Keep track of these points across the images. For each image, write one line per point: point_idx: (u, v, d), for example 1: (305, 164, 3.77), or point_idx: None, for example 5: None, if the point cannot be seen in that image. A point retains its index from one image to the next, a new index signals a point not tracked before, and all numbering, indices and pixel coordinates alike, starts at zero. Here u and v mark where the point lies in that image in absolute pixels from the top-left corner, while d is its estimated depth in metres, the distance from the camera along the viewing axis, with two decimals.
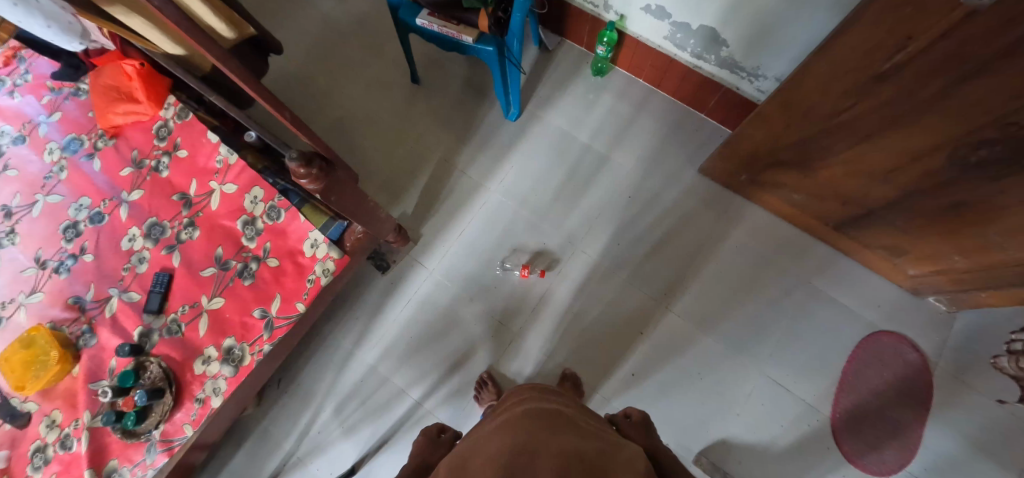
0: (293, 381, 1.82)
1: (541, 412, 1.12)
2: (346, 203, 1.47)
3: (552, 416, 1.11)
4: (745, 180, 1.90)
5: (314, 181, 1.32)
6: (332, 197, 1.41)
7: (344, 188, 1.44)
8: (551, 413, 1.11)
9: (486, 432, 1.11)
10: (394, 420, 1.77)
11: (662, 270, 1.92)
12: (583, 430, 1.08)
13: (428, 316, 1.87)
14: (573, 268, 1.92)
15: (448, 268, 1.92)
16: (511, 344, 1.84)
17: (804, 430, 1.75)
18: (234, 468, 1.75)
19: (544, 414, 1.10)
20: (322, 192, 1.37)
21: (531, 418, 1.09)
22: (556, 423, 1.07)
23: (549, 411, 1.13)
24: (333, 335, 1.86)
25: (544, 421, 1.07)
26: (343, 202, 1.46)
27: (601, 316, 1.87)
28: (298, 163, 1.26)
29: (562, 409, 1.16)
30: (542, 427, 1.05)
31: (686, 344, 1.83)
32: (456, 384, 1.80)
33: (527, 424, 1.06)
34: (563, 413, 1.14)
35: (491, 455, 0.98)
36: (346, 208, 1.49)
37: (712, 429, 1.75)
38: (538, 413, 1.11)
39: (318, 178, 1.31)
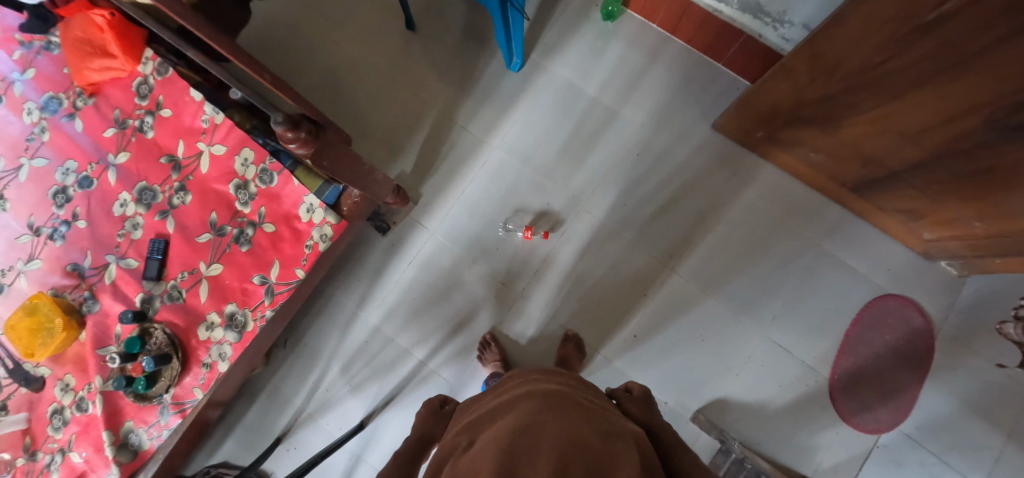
0: (299, 342, 1.85)
1: (547, 394, 1.11)
2: (340, 167, 1.40)
3: (557, 397, 1.10)
4: (762, 139, 1.80)
5: (302, 146, 1.24)
6: (325, 162, 1.33)
7: (336, 151, 1.36)
8: (556, 395, 1.10)
9: (488, 412, 1.11)
10: (401, 378, 1.81)
11: (669, 231, 1.87)
12: (586, 410, 1.07)
13: (429, 278, 1.85)
14: (578, 229, 1.87)
15: (449, 229, 1.87)
16: (514, 306, 1.83)
17: (801, 390, 1.78)
18: (249, 421, 1.84)
19: (549, 396, 1.10)
20: (313, 158, 1.29)
21: (534, 400, 1.08)
22: (561, 405, 1.06)
23: (554, 392, 1.12)
24: (336, 297, 1.86)
25: (548, 402, 1.07)
26: (337, 166, 1.38)
27: (605, 277, 1.84)
28: (285, 128, 1.18)
29: (569, 391, 1.15)
30: (545, 408, 1.04)
31: (690, 306, 1.83)
32: (460, 344, 1.82)
33: (529, 405, 1.05)
34: (570, 394, 1.13)
35: (492, 437, 0.98)
36: (341, 173, 1.41)
37: (711, 388, 1.78)
38: (543, 394, 1.11)
39: (307, 142, 1.23)
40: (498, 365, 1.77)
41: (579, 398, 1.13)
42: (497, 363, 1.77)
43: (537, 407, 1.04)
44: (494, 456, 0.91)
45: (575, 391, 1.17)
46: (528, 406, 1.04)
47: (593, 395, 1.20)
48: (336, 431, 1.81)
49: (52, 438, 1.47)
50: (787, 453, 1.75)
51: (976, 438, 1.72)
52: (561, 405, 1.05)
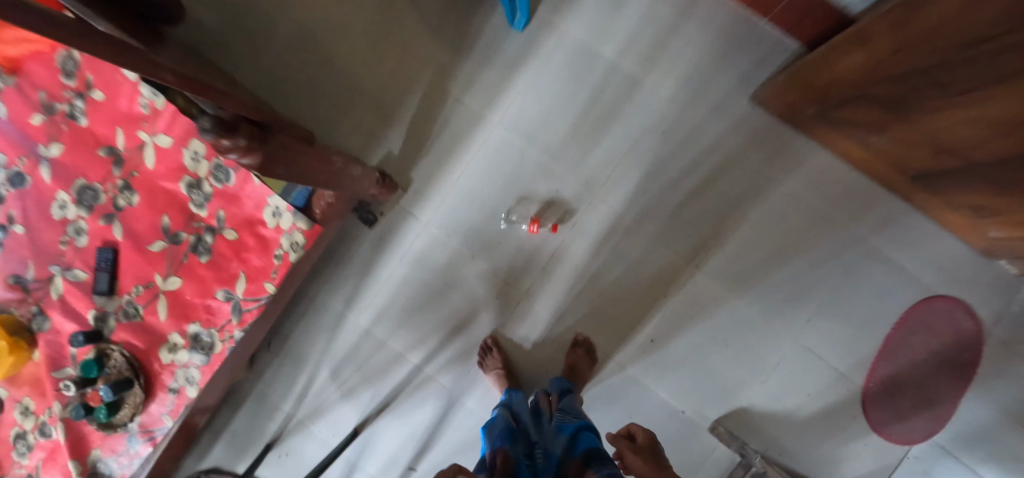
0: (285, 344, 1.72)
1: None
2: (301, 172, 1.08)
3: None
4: (812, 117, 1.51)
5: (245, 155, 0.90)
6: (279, 169, 1.01)
7: (296, 154, 1.03)
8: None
9: None
10: (395, 383, 1.69)
11: (695, 224, 1.63)
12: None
13: (423, 276, 1.65)
14: (591, 221, 1.64)
15: (444, 221, 1.64)
16: (518, 307, 1.65)
17: (829, 399, 1.64)
18: (239, 423, 1.76)
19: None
20: (262, 168, 0.97)
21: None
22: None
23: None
24: (321, 297, 1.68)
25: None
26: (296, 171, 1.06)
27: (619, 276, 1.64)
28: (218, 135, 0.82)
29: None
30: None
31: (715, 309, 1.63)
32: (458, 348, 1.66)
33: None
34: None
35: None
36: (303, 176, 1.10)
37: (732, 397, 1.64)
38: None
39: (251, 151, 0.89)
40: (499, 372, 1.62)
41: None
42: (498, 370, 1.62)
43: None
44: None
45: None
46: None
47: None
48: (330, 439, 1.72)
49: (19, 464, 1.36)
50: (810, 464, 1.64)
51: (1015, 450, 1.59)
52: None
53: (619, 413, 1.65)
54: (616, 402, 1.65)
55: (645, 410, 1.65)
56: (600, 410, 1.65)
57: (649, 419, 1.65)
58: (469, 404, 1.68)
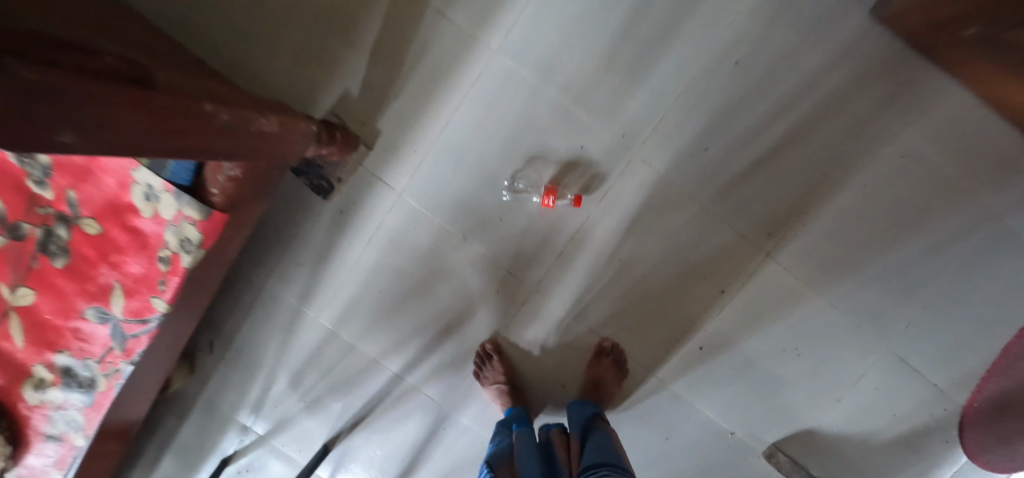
0: (232, 346, 1.37)
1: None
2: (141, 131, 0.54)
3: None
4: (964, 45, 1.02)
5: None
6: (72, 135, 0.48)
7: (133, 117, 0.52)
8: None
9: None
10: (371, 395, 1.35)
11: (767, 199, 1.20)
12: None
13: (401, 264, 1.25)
14: (625, 192, 1.20)
15: (426, 191, 1.20)
16: (526, 304, 1.26)
17: (918, 421, 1.29)
18: (188, 434, 1.47)
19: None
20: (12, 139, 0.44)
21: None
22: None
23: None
24: (269, 291, 1.30)
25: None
26: (131, 128, 0.53)
27: (659, 267, 1.24)
28: None
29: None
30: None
31: (781, 310, 1.25)
32: (448, 354, 1.30)
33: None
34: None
35: None
36: (154, 141, 0.57)
37: (792, 416, 1.32)
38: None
39: None
40: (500, 388, 1.26)
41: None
42: (499, 385, 1.26)
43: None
44: None
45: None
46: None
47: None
48: (298, 458, 1.45)
49: None
50: None
51: None
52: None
53: (650, 431, 1.35)
54: (645, 419, 1.34)
55: (681, 429, 1.34)
56: (626, 428, 1.35)
57: (685, 439, 1.34)
58: (463, 419, 1.36)
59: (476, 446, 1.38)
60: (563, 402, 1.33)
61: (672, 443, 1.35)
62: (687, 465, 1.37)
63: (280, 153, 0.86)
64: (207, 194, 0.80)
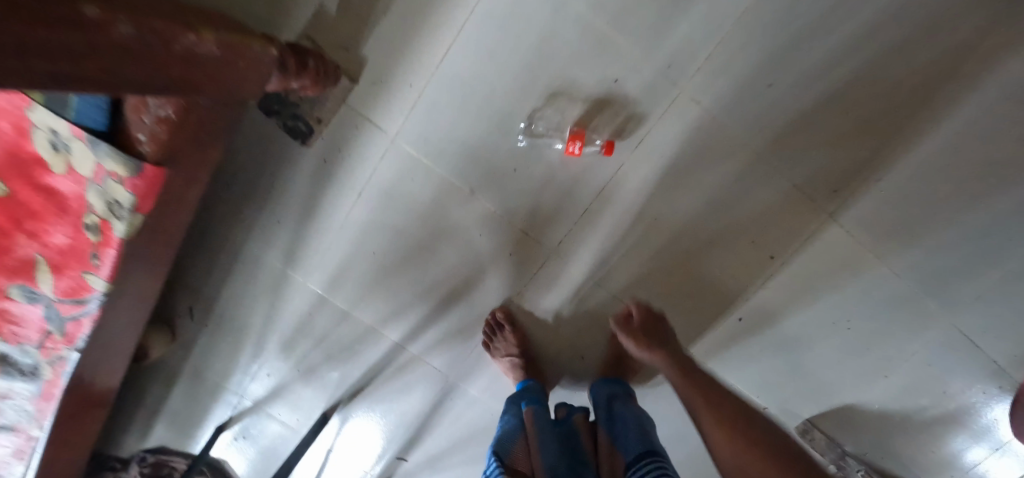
0: (213, 313, 1.23)
1: (717, 436, 0.77)
2: None
3: (751, 441, 0.74)
4: None
5: None
6: None
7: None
8: (730, 405, 0.81)
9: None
10: (370, 365, 1.23)
11: (832, 146, 1.00)
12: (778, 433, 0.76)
13: (398, 222, 1.07)
14: (664, 138, 1.00)
15: (425, 136, 0.99)
16: (544, 269, 1.10)
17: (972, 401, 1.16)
18: (178, 401, 1.38)
19: (750, 444, 0.74)
20: None
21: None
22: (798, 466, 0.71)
23: (713, 415, 0.79)
24: (248, 254, 1.14)
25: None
26: None
27: (698, 228, 1.07)
28: None
29: (689, 376, 0.88)
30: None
31: (833, 277, 1.09)
32: (455, 322, 1.15)
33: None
34: (704, 394, 0.83)
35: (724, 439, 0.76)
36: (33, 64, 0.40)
37: (831, 391, 1.21)
38: (727, 440, 0.76)
39: None
40: (513, 361, 1.13)
41: (677, 365, 0.91)
42: (512, 358, 1.13)
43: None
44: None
45: (665, 363, 0.92)
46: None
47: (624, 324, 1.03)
48: (298, 426, 1.37)
49: None
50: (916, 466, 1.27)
51: None
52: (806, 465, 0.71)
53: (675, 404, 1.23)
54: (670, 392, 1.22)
55: None
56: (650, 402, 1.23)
57: None
58: (470, 392, 1.24)
59: (486, 418, 1.27)
60: (582, 374, 1.20)
61: None
62: None
63: (232, 84, 0.65)
64: (132, 142, 0.60)
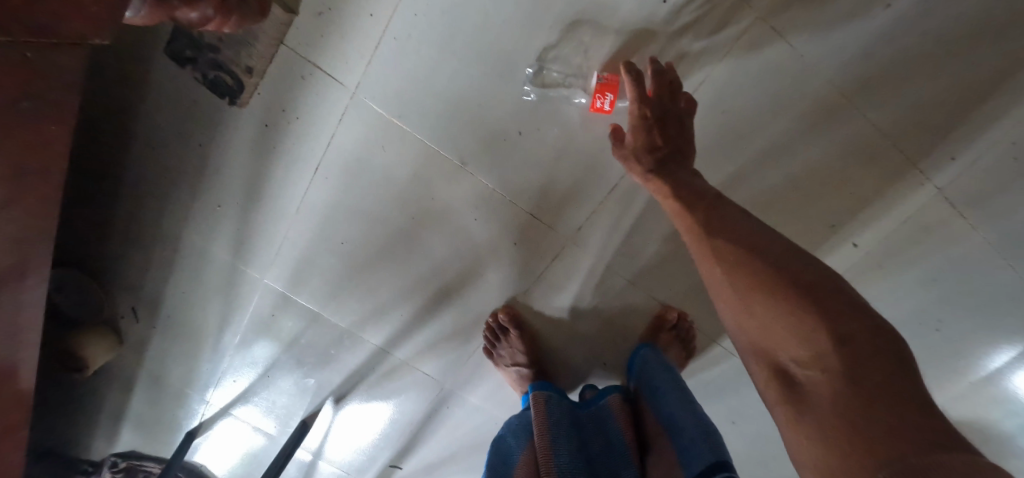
0: (160, 316, 1.01)
1: (712, 277, 0.59)
2: None
3: (749, 276, 0.55)
4: None
5: None
6: None
7: None
8: (734, 231, 0.59)
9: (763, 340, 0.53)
10: (351, 372, 1.03)
11: (953, 94, 0.76)
12: (789, 256, 0.54)
13: (369, 205, 0.82)
14: (724, 88, 0.76)
15: (396, 90, 0.73)
16: (558, 260, 0.87)
17: None
18: (139, 407, 1.20)
19: (748, 280, 0.55)
20: None
21: (767, 352, 0.53)
22: (806, 297, 0.50)
23: (706, 254, 0.61)
24: (189, 247, 0.91)
25: (774, 322, 0.52)
26: None
27: (760, 203, 0.87)
28: None
29: (691, 202, 0.65)
30: (802, 340, 0.49)
31: (922, 266, 0.89)
32: (450, 324, 0.94)
33: (827, 394, 0.46)
34: (701, 227, 0.62)
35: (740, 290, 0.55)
36: None
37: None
38: (722, 280, 0.58)
39: None
40: (521, 371, 0.94)
41: (687, 189, 0.67)
42: (519, 368, 0.94)
43: (840, 361, 0.46)
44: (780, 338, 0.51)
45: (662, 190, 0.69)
46: (829, 419, 0.45)
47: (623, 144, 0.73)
48: (275, 433, 1.21)
49: None
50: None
51: None
52: (824, 286, 0.50)
53: (711, 411, 1.05)
54: (706, 398, 1.04)
55: (753, 411, 1.03)
56: None
57: (755, 422, 1.05)
58: (472, 400, 1.04)
59: (490, 426, 1.09)
60: (604, 380, 1.00)
61: (738, 426, 1.06)
62: (753, 448, 1.09)
63: (45, 19, 0.40)
64: None
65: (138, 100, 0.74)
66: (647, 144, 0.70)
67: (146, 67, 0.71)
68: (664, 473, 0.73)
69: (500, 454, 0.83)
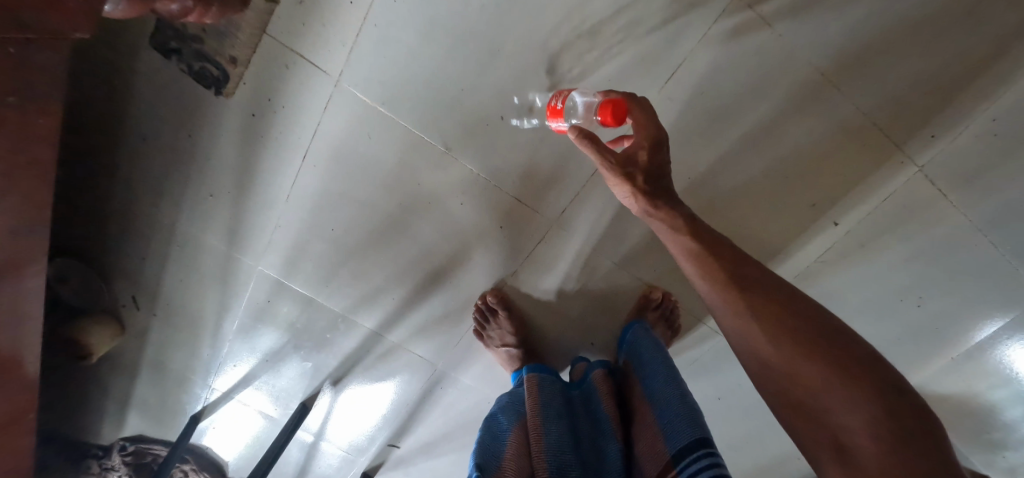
0: (159, 304, 1.04)
1: (735, 330, 0.57)
2: None
3: (785, 336, 0.53)
4: None
5: None
6: None
7: None
8: (762, 285, 0.57)
9: (802, 403, 0.50)
10: (346, 356, 1.06)
11: (931, 72, 0.77)
12: (823, 316, 0.53)
13: (357, 191, 0.84)
14: (704, 69, 0.77)
15: (379, 76, 0.73)
16: (544, 243, 0.88)
17: None
18: (144, 393, 1.23)
19: (784, 336, 0.53)
20: None
21: (803, 413, 0.50)
22: (848, 362, 0.49)
23: (735, 306, 0.57)
24: (183, 237, 0.93)
25: (819, 387, 0.49)
26: None
27: (744, 185, 0.88)
28: None
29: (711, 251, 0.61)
30: (845, 405, 0.47)
31: (903, 245, 0.91)
32: (440, 307, 0.96)
33: (869, 453, 0.44)
34: (724, 275, 0.59)
35: (774, 349, 0.53)
36: None
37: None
38: (753, 338, 0.55)
39: None
40: (510, 352, 0.97)
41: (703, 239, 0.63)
42: (508, 349, 0.96)
43: (895, 433, 0.44)
44: (822, 400, 0.49)
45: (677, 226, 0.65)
46: None
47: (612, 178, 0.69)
48: (277, 415, 1.24)
49: None
50: (978, 455, 1.12)
51: None
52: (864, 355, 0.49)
53: (698, 388, 1.08)
54: (693, 376, 1.06)
55: (737, 387, 1.06)
56: None
57: (740, 398, 1.08)
58: (464, 380, 1.07)
59: (482, 405, 1.12)
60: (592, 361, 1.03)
61: (725, 402, 1.09)
62: (739, 423, 1.12)
63: (27, 12, 0.42)
64: None
65: (128, 92, 0.75)
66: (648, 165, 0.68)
67: (134, 59, 0.72)
68: (646, 438, 0.73)
69: (491, 431, 0.80)
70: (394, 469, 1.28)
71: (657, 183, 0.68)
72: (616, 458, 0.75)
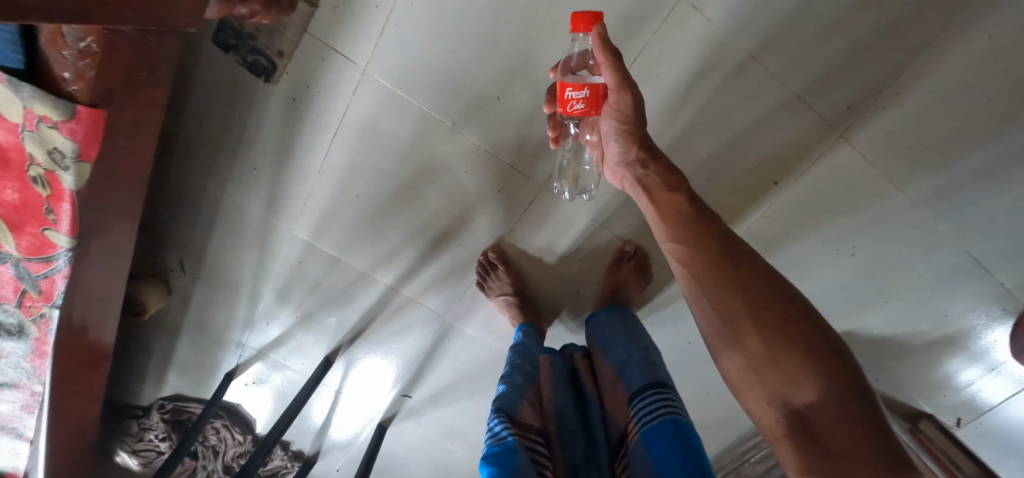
0: (202, 265, 1.19)
1: (714, 305, 0.69)
2: None
3: (762, 320, 0.64)
4: None
5: None
6: None
7: None
8: (744, 272, 0.68)
9: (775, 382, 0.62)
10: (366, 310, 1.22)
11: (850, 56, 0.94)
12: (794, 304, 0.64)
13: (378, 163, 1.01)
14: (664, 52, 0.95)
15: (400, 66, 0.91)
16: (534, 205, 1.05)
17: (967, 325, 1.15)
18: (184, 351, 1.39)
19: (761, 318, 0.64)
20: None
21: (776, 395, 0.61)
22: (816, 347, 0.60)
23: (724, 286, 0.69)
24: (226, 201, 1.08)
25: (790, 369, 0.60)
26: None
27: (701, 153, 1.05)
28: None
29: (693, 230, 0.74)
30: (810, 385, 0.58)
31: (838, 204, 1.07)
32: (448, 263, 1.13)
33: (828, 426, 0.56)
34: (710, 256, 0.71)
35: (754, 332, 0.64)
36: None
37: (834, 319, 1.22)
38: (734, 313, 0.67)
39: None
40: (508, 299, 1.12)
41: (687, 221, 0.75)
42: (506, 297, 1.12)
43: (848, 409, 0.55)
44: (787, 379, 0.60)
45: (661, 186, 0.80)
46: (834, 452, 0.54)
47: (621, 123, 0.81)
48: (302, 372, 1.39)
49: None
50: (920, 394, 1.27)
51: None
52: (821, 337, 0.61)
53: (673, 336, 1.24)
54: (667, 323, 1.22)
55: None
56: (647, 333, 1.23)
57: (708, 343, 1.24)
58: (468, 331, 1.24)
59: (485, 355, 1.28)
60: (577, 311, 1.19)
61: (695, 347, 1.25)
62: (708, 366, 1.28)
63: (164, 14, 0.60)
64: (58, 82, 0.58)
65: (193, 78, 0.92)
66: (625, 115, 0.80)
67: (201, 53, 0.90)
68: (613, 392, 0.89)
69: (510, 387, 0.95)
70: (406, 419, 1.44)
71: (648, 149, 0.81)
72: (597, 411, 0.91)
